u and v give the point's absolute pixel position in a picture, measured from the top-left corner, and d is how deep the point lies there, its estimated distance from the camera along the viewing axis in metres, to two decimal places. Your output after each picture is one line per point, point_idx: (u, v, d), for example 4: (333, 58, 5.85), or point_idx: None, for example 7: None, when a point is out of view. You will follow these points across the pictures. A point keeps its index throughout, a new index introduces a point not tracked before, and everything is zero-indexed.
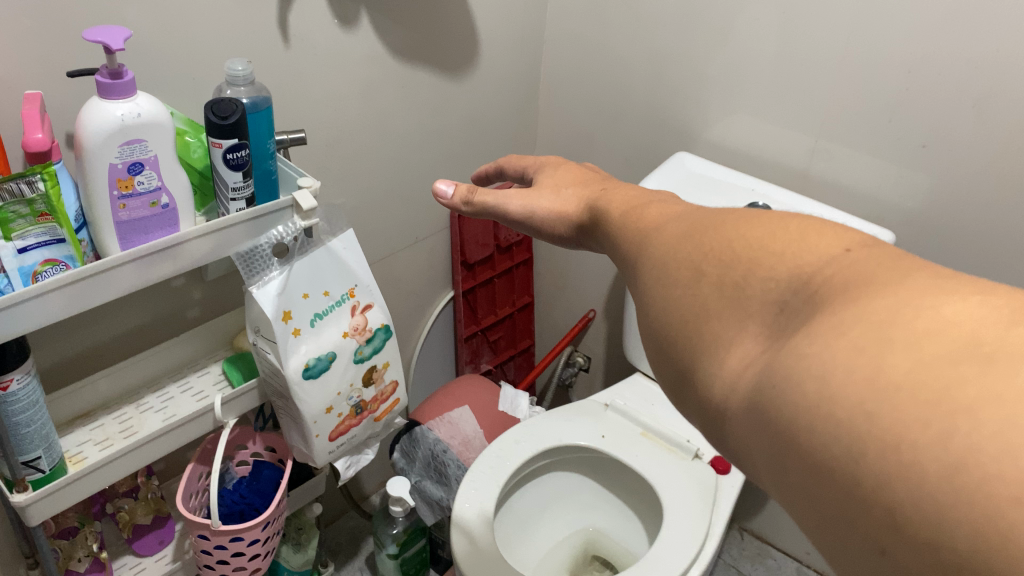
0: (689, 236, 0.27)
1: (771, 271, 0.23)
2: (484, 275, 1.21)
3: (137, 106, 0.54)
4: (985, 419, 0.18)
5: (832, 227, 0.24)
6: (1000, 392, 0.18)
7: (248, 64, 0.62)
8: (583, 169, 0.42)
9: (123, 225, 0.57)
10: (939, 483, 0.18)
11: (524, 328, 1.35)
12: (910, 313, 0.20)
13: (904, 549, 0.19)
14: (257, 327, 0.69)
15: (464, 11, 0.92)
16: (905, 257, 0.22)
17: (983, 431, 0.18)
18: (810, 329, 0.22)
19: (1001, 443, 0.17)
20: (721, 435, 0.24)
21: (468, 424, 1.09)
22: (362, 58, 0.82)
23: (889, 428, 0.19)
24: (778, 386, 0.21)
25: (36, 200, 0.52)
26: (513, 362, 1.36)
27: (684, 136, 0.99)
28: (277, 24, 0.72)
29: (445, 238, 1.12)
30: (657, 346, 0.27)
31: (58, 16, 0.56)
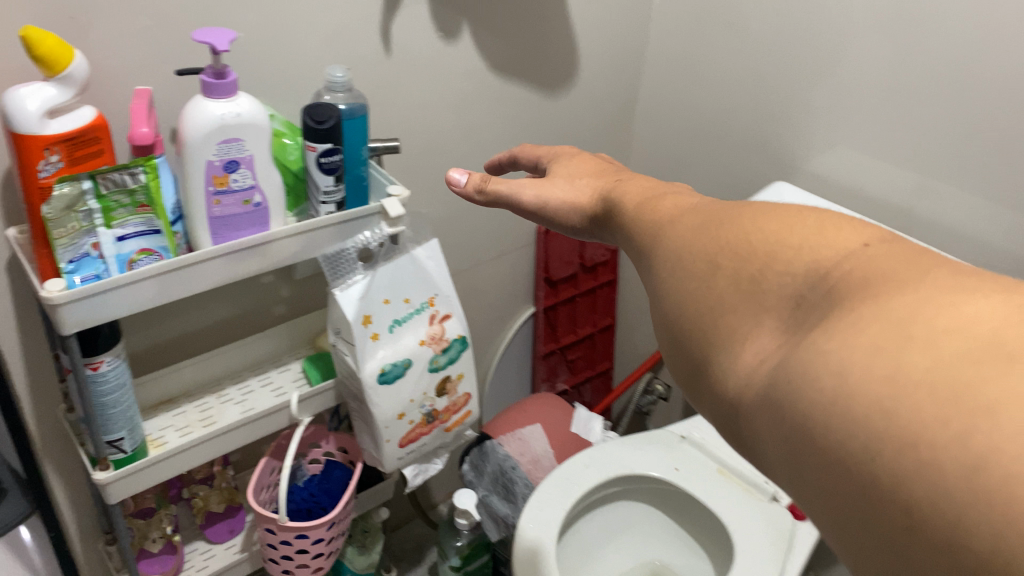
0: (705, 228, 0.27)
1: (789, 265, 0.23)
2: (565, 293, 1.22)
3: (237, 106, 0.56)
4: (1007, 421, 0.18)
5: (851, 223, 0.24)
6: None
7: (347, 71, 0.65)
8: (598, 161, 0.42)
9: (216, 221, 0.59)
10: (958, 485, 0.18)
11: (604, 350, 1.35)
12: (931, 311, 0.20)
13: (921, 550, 0.19)
14: (339, 330, 0.70)
15: (564, 24, 0.93)
16: (925, 253, 0.22)
17: (1004, 433, 0.18)
18: (828, 326, 0.22)
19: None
20: (736, 431, 0.24)
21: (538, 442, 1.08)
22: (460, 69, 0.84)
23: (909, 428, 0.19)
24: (795, 380, 0.21)
25: (137, 191, 0.54)
26: (591, 384, 1.35)
27: (784, 165, 0.96)
28: (380, 33, 0.74)
29: (531, 253, 1.13)
30: (669, 338, 0.27)
31: (173, 16, 0.59)
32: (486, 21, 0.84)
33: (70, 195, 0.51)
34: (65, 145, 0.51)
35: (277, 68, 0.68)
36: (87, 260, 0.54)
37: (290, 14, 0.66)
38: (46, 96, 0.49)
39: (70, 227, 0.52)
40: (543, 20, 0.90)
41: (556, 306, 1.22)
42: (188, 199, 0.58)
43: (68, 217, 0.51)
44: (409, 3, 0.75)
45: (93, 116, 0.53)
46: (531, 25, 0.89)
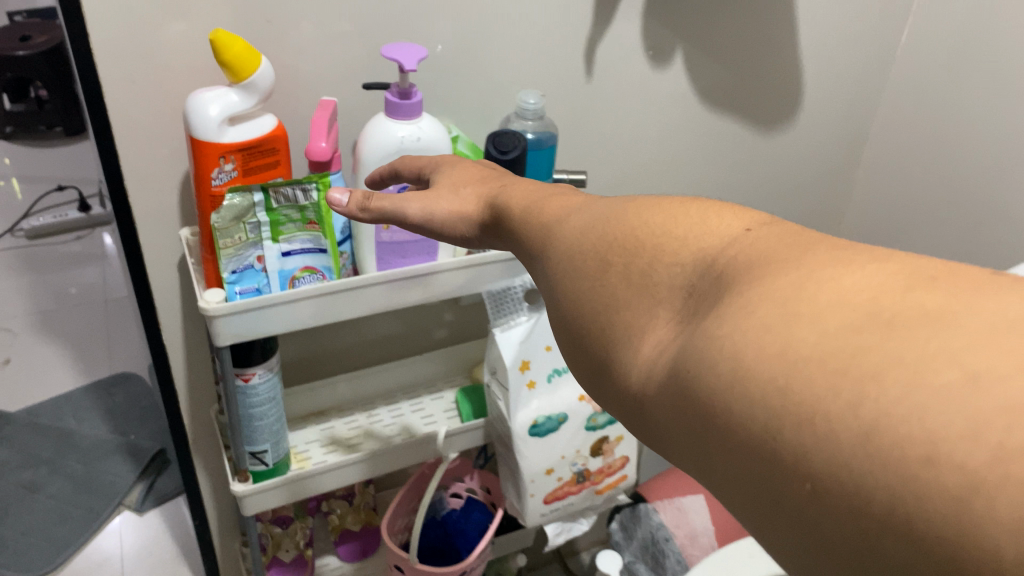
0: (595, 226, 0.29)
1: (677, 255, 0.25)
2: None
3: (418, 129, 0.61)
4: (889, 383, 0.19)
5: (733, 211, 0.26)
6: (901, 356, 0.19)
7: (541, 99, 0.69)
8: (480, 167, 0.43)
9: (384, 246, 0.64)
10: (854, 450, 0.19)
11: None
12: (809, 287, 0.21)
13: (825, 518, 0.19)
14: (496, 369, 0.74)
15: (793, 51, 0.89)
16: (802, 232, 0.24)
17: (889, 395, 0.19)
18: (720, 311, 0.23)
19: (908, 405, 0.18)
20: (641, 425, 0.26)
21: (697, 517, 0.99)
22: (666, 97, 0.83)
23: (801, 402, 0.20)
24: (693, 367, 0.23)
25: (307, 208, 0.59)
26: None
27: None
28: (583, 56, 0.75)
29: None
30: (570, 341, 0.28)
31: (375, 29, 0.64)
32: (709, 43, 0.82)
33: (241, 205, 0.56)
34: (238, 154, 0.57)
35: (462, 78, 0.71)
36: (249, 272, 0.60)
37: (489, 41, 0.70)
38: (226, 102, 0.55)
39: (237, 238, 0.58)
40: (771, 46, 0.87)
41: None
42: (360, 223, 0.63)
43: (236, 227, 0.57)
44: (616, 24, 0.75)
45: (272, 126, 0.59)
46: (757, 53, 0.86)
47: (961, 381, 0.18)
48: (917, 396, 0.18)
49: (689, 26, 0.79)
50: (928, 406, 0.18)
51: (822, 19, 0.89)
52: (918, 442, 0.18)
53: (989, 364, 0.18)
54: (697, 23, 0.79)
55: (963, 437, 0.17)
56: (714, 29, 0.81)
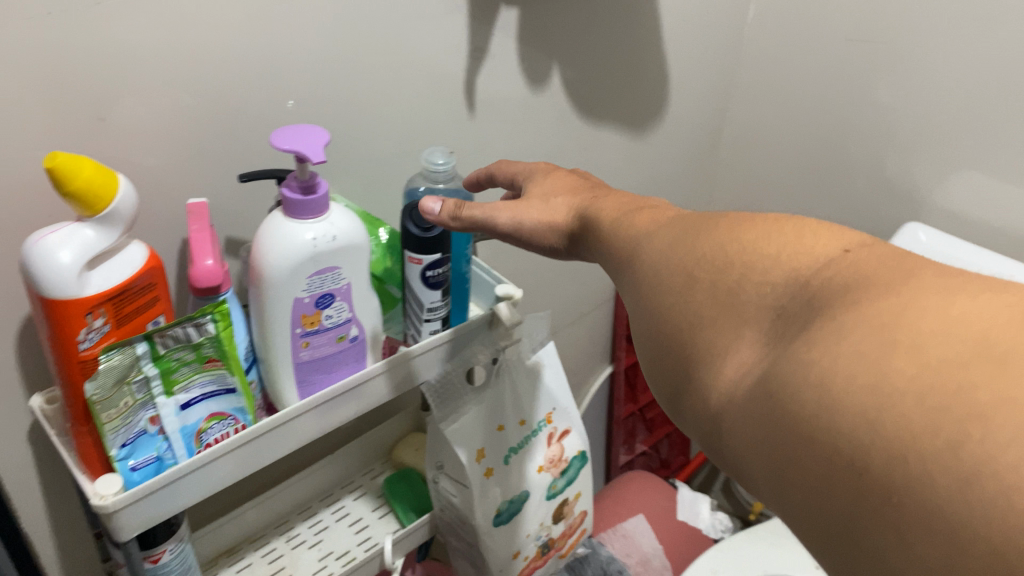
0: (683, 240, 0.27)
1: (766, 274, 0.23)
2: None
3: (331, 226, 0.42)
4: (997, 425, 0.17)
5: (831, 230, 0.24)
6: (1013, 395, 0.17)
7: (453, 155, 0.50)
8: (571, 176, 0.42)
9: (304, 366, 0.45)
10: (953, 497, 0.17)
11: None
12: (915, 313, 0.20)
13: (915, 566, 0.18)
14: (442, 465, 0.60)
15: (654, 33, 0.74)
16: (906, 256, 0.22)
17: (996, 439, 0.17)
18: (809, 336, 0.21)
19: (1018, 452, 0.16)
20: (717, 450, 0.24)
21: (644, 539, 1.03)
22: (548, 123, 0.68)
23: (896, 438, 0.18)
24: (777, 392, 0.21)
25: (205, 344, 0.39)
26: (667, 441, 1.29)
27: (908, 204, 0.82)
28: (464, 89, 0.58)
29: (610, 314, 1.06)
30: (652, 354, 0.27)
31: (258, 110, 0.46)
32: (579, 53, 0.66)
33: (121, 364, 0.36)
34: (110, 304, 0.36)
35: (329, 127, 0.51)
36: (144, 441, 0.39)
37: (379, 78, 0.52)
38: (81, 244, 0.35)
39: (123, 404, 0.37)
40: (642, 45, 0.73)
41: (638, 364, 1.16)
42: (268, 345, 0.43)
43: (120, 393, 0.37)
44: (495, 50, 0.59)
45: (146, 254, 0.39)
46: (620, 46, 0.70)
47: None
48: None
49: (563, 34, 0.63)
50: None
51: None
52: None
53: None
54: (569, 30, 0.64)
55: None
56: (587, 46, 0.67)
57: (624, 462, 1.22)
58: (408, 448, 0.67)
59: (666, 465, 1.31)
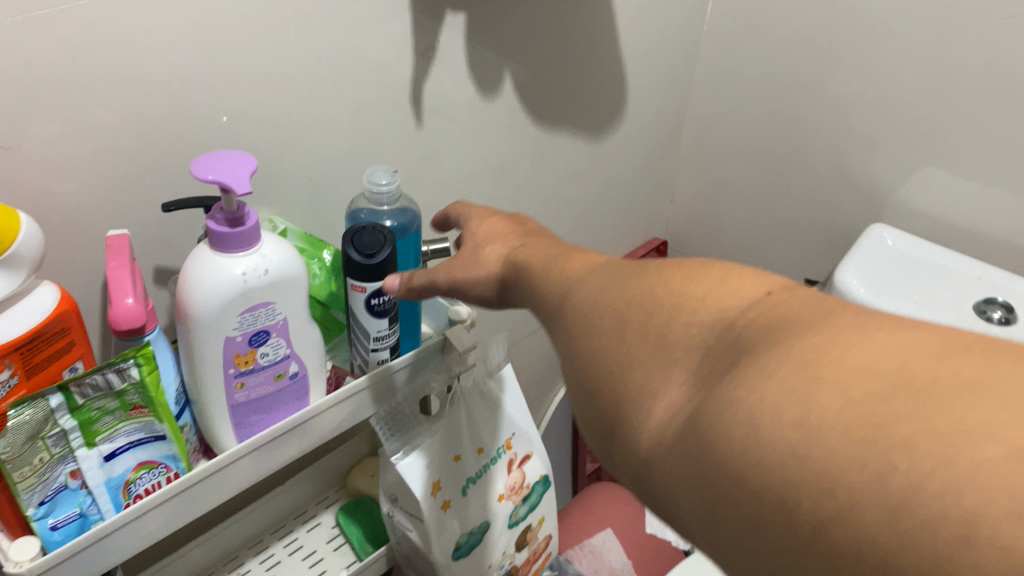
0: (614, 282, 0.27)
1: (694, 315, 0.24)
2: None
3: (263, 259, 0.41)
4: (923, 453, 0.17)
5: (755, 275, 0.24)
6: (938, 426, 0.17)
7: (396, 176, 0.50)
8: (512, 221, 0.40)
9: (240, 407, 0.44)
10: (883, 529, 0.17)
11: None
12: (835, 349, 0.20)
13: None
14: (397, 499, 0.59)
15: (610, 37, 0.75)
16: (824, 298, 0.23)
17: (923, 468, 0.17)
18: (736, 374, 0.21)
19: (944, 480, 0.17)
20: (649, 496, 0.24)
21: (611, 553, 1.02)
22: (501, 129, 0.69)
23: (824, 470, 0.18)
24: (707, 431, 0.21)
25: (128, 390, 0.38)
26: None
27: (870, 201, 0.84)
28: (412, 100, 0.58)
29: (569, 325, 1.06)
30: (581, 399, 0.26)
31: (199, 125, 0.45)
32: (532, 56, 0.67)
33: (33, 419, 0.35)
34: (18, 355, 0.35)
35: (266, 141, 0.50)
36: (65, 496, 0.38)
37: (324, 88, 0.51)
38: None
39: (37, 462, 0.36)
40: (595, 48, 0.74)
41: None
42: (200, 387, 0.43)
43: (32, 449, 0.35)
44: (445, 57, 0.59)
45: (55, 297, 0.38)
46: (576, 49, 0.72)
47: (1003, 456, 0.16)
48: (956, 469, 0.16)
49: (512, 41, 0.64)
50: (967, 482, 0.16)
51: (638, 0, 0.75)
52: (955, 521, 0.16)
53: None
54: (519, 35, 0.64)
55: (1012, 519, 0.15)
56: (541, 49, 0.67)
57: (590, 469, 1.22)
58: (362, 474, 0.66)
59: None
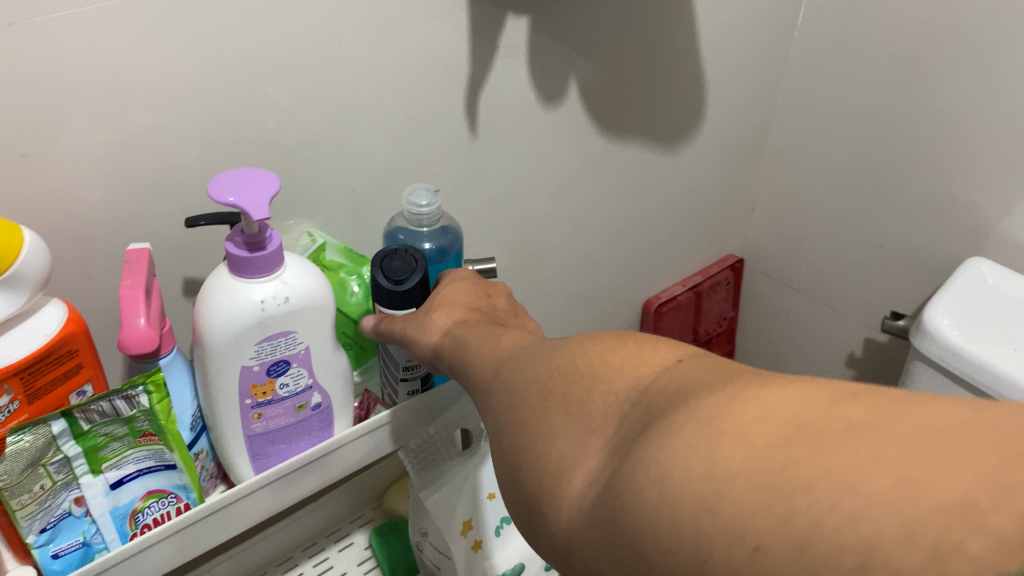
0: (540, 360, 0.30)
1: (612, 382, 0.26)
2: None
3: (284, 286, 0.44)
4: (821, 494, 0.19)
5: (668, 344, 0.27)
6: (832, 467, 0.19)
7: (437, 198, 0.53)
8: (476, 290, 0.45)
9: (257, 438, 0.47)
10: (789, 569, 0.18)
11: None
12: (736, 405, 0.22)
13: None
14: (425, 533, 0.62)
15: (691, 46, 0.77)
16: (727, 362, 0.25)
17: (822, 506, 0.19)
18: (649, 437, 0.23)
19: (842, 516, 0.18)
20: (569, 561, 0.25)
21: None
22: (562, 136, 0.71)
23: (733, 521, 0.20)
24: (625, 492, 0.22)
25: (137, 418, 0.41)
26: None
27: (974, 236, 0.83)
28: (466, 113, 0.61)
29: None
30: (510, 475, 0.28)
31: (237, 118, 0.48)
32: (604, 56, 0.68)
33: (33, 445, 0.38)
34: (18, 380, 0.38)
35: (323, 136, 0.54)
36: (68, 523, 0.42)
37: (367, 97, 0.54)
38: None
39: (37, 489, 0.40)
40: (663, 49, 0.74)
41: None
42: (218, 414, 0.46)
43: (33, 476, 0.39)
44: (503, 62, 0.61)
45: (63, 319, 0.41)
46: (652, 58, 0.73)
47: (893, 488, 0.18)
48: (850, 504, 0.18)
49: (581, 44, 0.65)
50: (862, 517, 0.18)
51: (720, 28, 0.79)
52: (852, 552, 0.18)
53: (921, 469, 0.18)
54: (587, 40, 0.66)
55: (899, 544, 0.17)
56: (612, 58, 0.69)
57: None
58: (400, 495, 0.71)
59: None
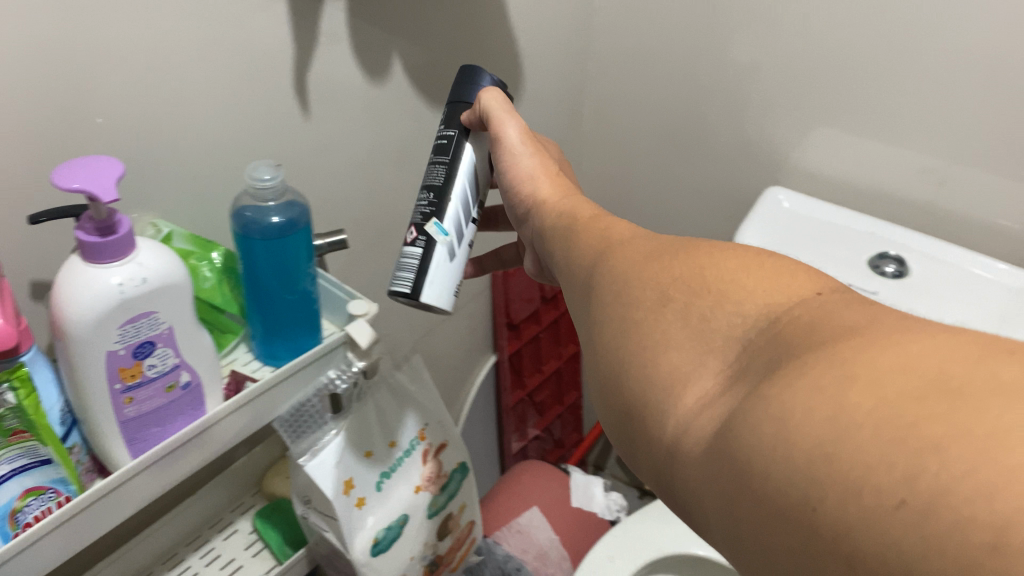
0: (659, 256, 0.28)
1: (740, 305, 0.25)
2: (529, 333, 1.14)
3: (140, 267, 0.42)
4: (954, 455, 0.17)
5: (809, 274, 0.25)
6: (971, 428, 0.17)
7: (279, 170, 0.50)
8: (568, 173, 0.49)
9: (132, 422, 0.44)
10: (906, 535, 0.17)
11: (570, 379, 1.27)
12: (879, 350, 0.20)
13: None
14: (309, 500, 0.62)
15: (504, 22, 0.80)
16: (873, 303, 0.23)
17: (952, 470, 0.16)
18: (783, 374, 0.21)
19: (973, 482, 0.16)
20: (664, 478, 0.24)
21: (541, 532, 1.02)
22: (395, 111, 0.72)
23: (852, 473, 0.18)
24: (744, 425, 0.21)
25: (6, 416, 0.38)
26: (561, 419, 1.29)
27: (772, 169, 0.91)
28: (295, 79, 0.59)
29: (490, 299, 1.05)
30: (606, 376, 0.27)
31: (52, 113, 0.44)
32: (424, 37, 0.70)
33: None
34: None
35: (157, 122, 0.50)
36: None
37: (192, 77, 0.51)
38: None
39: None
40: None
41: (520, 350, 1.14)
42: (85, 404, 0.43)
43: None
44: (328, 40, 0.60)
45: None
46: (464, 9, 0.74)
47: None
48: (986, 474, 0.16)
49: (402, 19, 0.66)
50: (997, 488, 0.16)
51: None
52: (980, 526, 0.16)
53: None
54: (410, 17, 0.67)
55: None
56: (431, 27, 0.71)
57: (517, 448, 1.21)
58: (277, 477, 0.71)
59: (560, 444, 1.30)
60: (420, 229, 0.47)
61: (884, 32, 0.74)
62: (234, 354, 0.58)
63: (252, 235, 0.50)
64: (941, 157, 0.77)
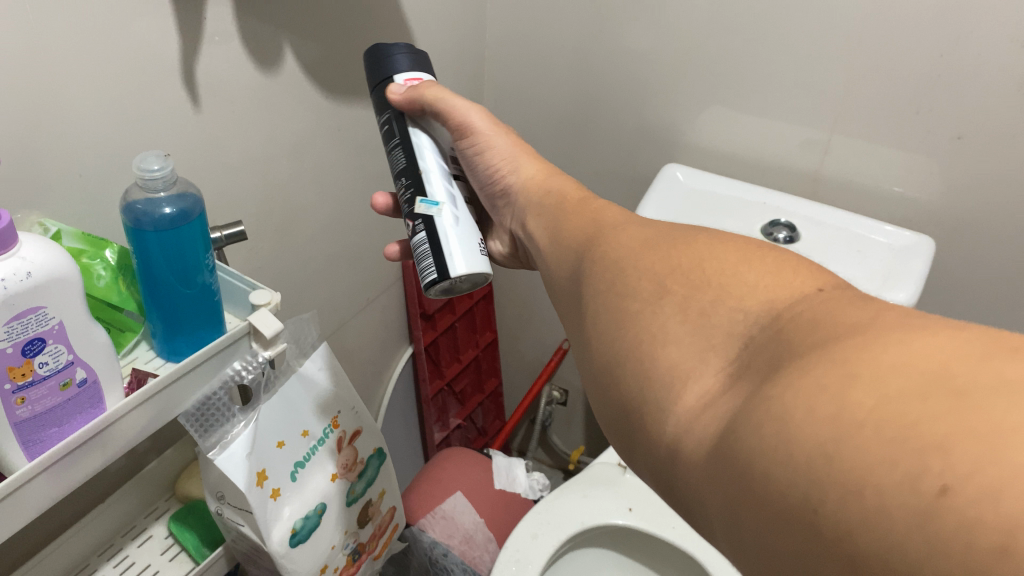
0: (664, 255, 0.33)
1: (742, 302, 0.29)
2: (444, 323, 1.12)
3: (24, 262, 0.39)
4: (957, 457, 0.18)
5: (808, 269, 0.30)
6: (974, 426, 0.19)
7: (169, 160, 0.47)
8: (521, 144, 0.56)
9: (25, 424, 0.41)
10: (908, 536, 0.18)
11: (490, 367, 1.27)
12: (880, 348, 0.22)
13: None
14: (222, 496, 0.59)
15: (398, 11, 0.78)
16: (863, 297, 0.27)
17: (956, 470, 0.18)
18: (779, 374, 0.24)
19: (975, 482, 0.18)
20: (668, 471, 0.28)
21: (465, 516, 1.01)
22: (289, 102, 0.69)
23: (852, 471, 0.20)
24: (744, 421, 0.24)
25: None
26: (482, 407, 1.28)
27: (667, 147, 0.91)
28: (182, 75, 0.56)
29: (400, 290, 1.03)
30: (610, 369, 0.31)
31: None
32: (316, 27, 0.68)
33: None
34: None
35: (35, 124, 0.47)
36: None
37: (72, 74, 0.48)
38: None
39: None
40: None
41: (437, 340, 1.12)
42: None
43: None
44: (212, 34, 0.57)
45: None
46: None
47: None
48: (990, 474, 0.18)
49: (290, 8, 0.64)
50: (1003, 487, 0.17)
51: None
52: (986, 528, 0.17)
53: None
54: (299, 5, 0.64)
55: None
56: (322, 17, 0.68)
57: (440, 439, 1.18)
58: (192, 478, 0.67)
59: (482, 433, 1.30)
60: (414, 217, 0.49)
61: (772, 10, 0.75)
62: (135, 352, 0.53)
63: (144, 228, 0.47)
64: (821, 128, 0.79)
